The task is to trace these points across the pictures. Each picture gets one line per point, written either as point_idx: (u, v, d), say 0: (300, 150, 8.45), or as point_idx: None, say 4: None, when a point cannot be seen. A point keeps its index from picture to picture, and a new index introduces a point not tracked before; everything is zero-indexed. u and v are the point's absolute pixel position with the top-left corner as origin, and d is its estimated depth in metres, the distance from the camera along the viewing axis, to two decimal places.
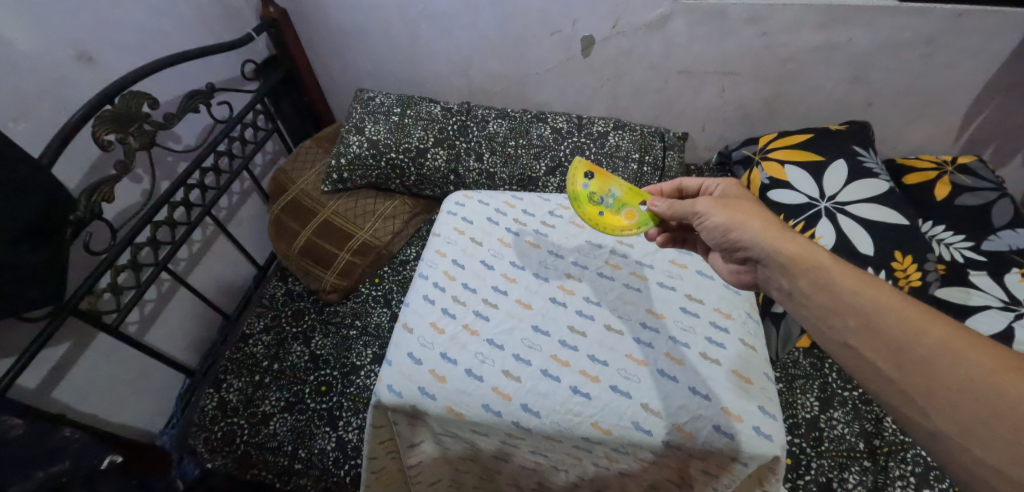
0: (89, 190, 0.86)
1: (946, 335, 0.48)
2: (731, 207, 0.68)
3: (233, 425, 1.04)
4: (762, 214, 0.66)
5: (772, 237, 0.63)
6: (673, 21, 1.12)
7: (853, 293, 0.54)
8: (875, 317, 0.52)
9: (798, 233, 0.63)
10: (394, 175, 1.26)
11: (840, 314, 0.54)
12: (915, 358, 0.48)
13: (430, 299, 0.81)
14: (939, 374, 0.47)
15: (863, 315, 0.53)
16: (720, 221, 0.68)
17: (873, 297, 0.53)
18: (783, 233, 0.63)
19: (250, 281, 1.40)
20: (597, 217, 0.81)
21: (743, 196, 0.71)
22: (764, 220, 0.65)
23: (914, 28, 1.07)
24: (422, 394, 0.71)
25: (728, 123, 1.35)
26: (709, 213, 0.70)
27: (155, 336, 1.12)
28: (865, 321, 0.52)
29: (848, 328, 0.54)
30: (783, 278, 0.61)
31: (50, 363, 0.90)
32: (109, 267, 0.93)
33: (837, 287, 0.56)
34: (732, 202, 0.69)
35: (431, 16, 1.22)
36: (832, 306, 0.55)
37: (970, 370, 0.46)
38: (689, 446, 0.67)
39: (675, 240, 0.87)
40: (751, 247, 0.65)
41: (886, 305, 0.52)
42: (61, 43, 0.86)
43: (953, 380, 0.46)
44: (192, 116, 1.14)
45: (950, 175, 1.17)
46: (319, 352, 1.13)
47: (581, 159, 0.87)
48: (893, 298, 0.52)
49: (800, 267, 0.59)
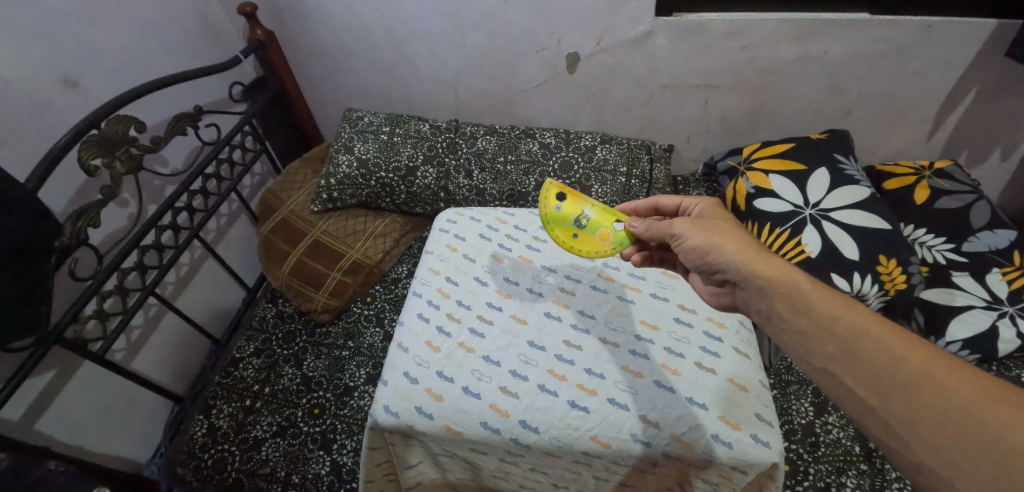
0: (75, 215, 0.84)
1: (924, 363, 0.49)
2: (708, 229, 0.68)
3: (224, 452, 1.01)
4: (738, 236, 0.67)
5: (748, 258, 0.63)
6: (655, 37, 1.15)
7: (832, 318, 0.55)
8: (855, 343, 0.53)
9: (774, 254, 0.64)
10: (384, 194, 1.27)
11: (820, 340, 0.55)
12: (897, 387, 0.49)
13: (425, 317, 0.81)
14: (920, 405, 0.48)
15: (844, 341, 0.54)
16: (697, 243, 0.68)
17: (851, 322, 0.54)
18: (760, 256, 0.63)
19: (240, 304, 1.38)
20: (571, 241, 0.82)
21: (721, 216, 0.72)
22: (739, 243, 0.65)
23: (884, 39, 1.11)
24: (420, 414, 0.71)
25: (712, 134, 1.38)
26: (685, 234, 0.70)
27: (142, 363, 1.10)
28: (845, 348, 0.53)
29: (827, 353, 0.54)
30: (762, 301, 0.62)
31: (33, 394, 0.88)
32: (95, 293, 0.91)
33: (816, 312, 0.56)
34: (708, 223, 0.70)
35: (418, 36, 1.24)
36: (812, 332, 0.56)
37: (952, 402, 0.47)
38: (688, 457, 0.67)
39: (652, 259, 0.85)
40: (728, 270, 0.65)
41: (866, 332, 0.53)
42: (47, 70, 0.86)
43: (935, 411, 0.47)
44: (178, 139, 1.14)
45: (928, 179, 1.19)
46: (312, 374, 1.11)
47: (553, 181, 0.88)
48: (874, 324, 0.53)
49: (778, 291, 0.60)
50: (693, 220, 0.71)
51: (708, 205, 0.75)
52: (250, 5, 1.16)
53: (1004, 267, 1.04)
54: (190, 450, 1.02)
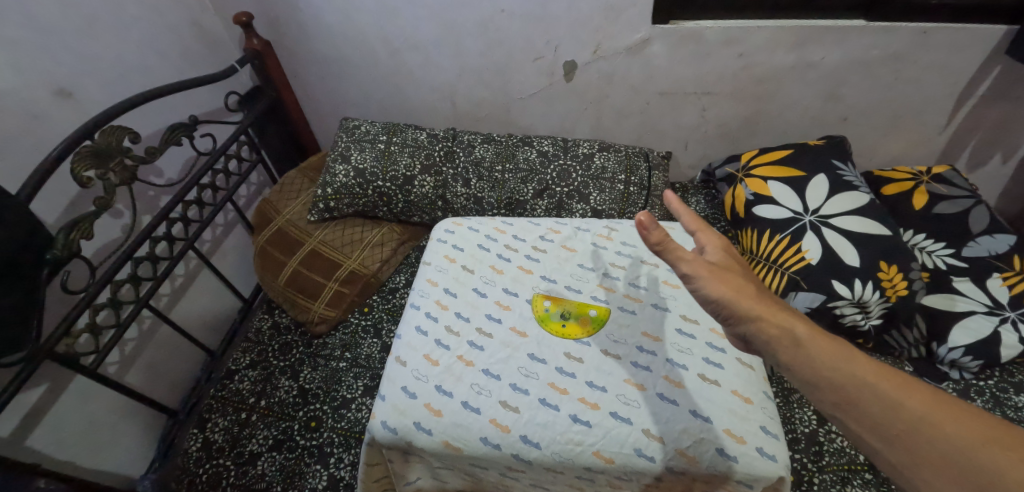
0: (68, 227, 0.83)
1: (922, 408, 0.48)
2: (722, 280, 0.63)
3: (219, 467, 1.00)
4: (749, 286, 0.62)
5: (761, 314, 0.59)
6: (652, 44, 1.15)
7: (830, 366, 0.53)
8: (853, 391, 0.51)
9: (780, 305, 0.61)
10: (382, 203, 1.26)
11: (818, 386, 0.53)
12: (897, 432, 0.48)
13: (423, 330, 0.80)
14: (920, 450, 0.47)
15: (841, 389, 0.52)
16: (713, 294, 0.62)
17: (848, 369, 0.53)
18: (767, 307, 0.60)
19: (236, 315, 1.36)
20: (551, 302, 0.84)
21: (731, 263, 0.65)
22: (753, 299, 0.61)
23: (880, 45, 1.11)
24: (419, 429, 0.70)
25: (709, 141, 1.38)
26: (699, 279, 0.63)
27: (135, 377, 1.08)
28: (844, 397, 0.51)
29: (827, 402, 0.53)
30: (770, 355, 0.58)
31: (23, 409, 0.86)
32: (87, 306, 0.89)
33: (813, 359, 0.54)
34: (718, 270, 0.64)
35: (415, 45, 1.24)
36: (811, 381, 0.54)
37: (948, 443, 0.46)
38: (692, 471, 0.66)
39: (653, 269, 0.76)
40: (740, 323, 0.60)
41: (862, 378, 0.52)
42: (40, 80, 0.85)
43: (934, 456, 0.46)
44: (173, 149, 1.13)
45: (926, 184, 1.19)
46: (309, 387, 1.10)
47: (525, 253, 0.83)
48: (867, 368, 0.52)
49: (782, 343, 0.57)
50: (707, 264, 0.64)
51: (717, 241, 0.67)
52: (246, 15, 1.15)
53: (1004, 271, 1.03)
54: (184, 465, 1.00)
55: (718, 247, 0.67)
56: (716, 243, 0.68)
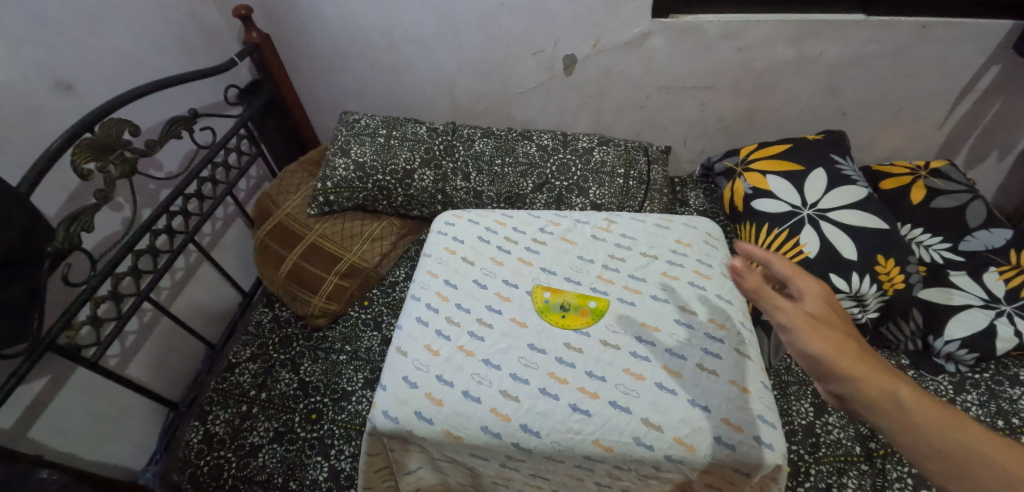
0: (69, 220, 0.84)
1: None
2: (822, 333, 0.55)
3: (221, 458, 1.00)
4: (849, 343, 0.54)
5: (863, 375, 0.52)
6: (652, 38, 1.15)
7: (943, 439, 0.47)
8: (974, 471, 0.45)
9: (880, 361, 0.53)
10: (381, 197, 1.26)
11: (926, 458, 0.47)
12: None
13: (423, 320, 0.81)
14: None
15: (955, 465, 0.45)
16: (811, 350, 0.54)
17: (965, 443, 0.46)
18: (870, 368, 0.52)
19: (236, 309, 1.36)
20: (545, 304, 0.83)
21: (835, 318, 0.57)
22: (855, 356, 0.53)
23: (879, 40, 1.12)
24: (420, 419, 0.70)
25: (708, 136, 1.38)
26: (795, 331, 0.56)
27: (137, 369, 1.09)
28: (961, 477, 0.45)
29: (941, 478, 0.46)
30: (865, 419, 0.51)
31: (26, 401, 0.86)
32: (88, 298, 0.89)
33: (919, 429, 0.48)
34: (818, 322, 0.56)
35: (415, 38, 1.24)
36: (918, 452, 0.47)
37: None
38: (691, 460, 0.67)
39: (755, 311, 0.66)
40: (838, 383, 0.53)
41: (980, 453, 0.45)
42: (40, 74, 0.85)
43: None
44: (173, 142, 1.13)
45: (924, 179, 1.19)
46: (309, 379, 1.10)
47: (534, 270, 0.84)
48: (984, 441, 0.46)
49: (884, 408, 0.50)
50: (807, 314, 0.56)
51: (818, 289, 0.59)
52: (247, 8, 1.15)
53: (1000, 266, 1.04)
54: (185, 457, 1.01)
55: (819, 294, 0.59)
56: (815, 289, 0.59)
